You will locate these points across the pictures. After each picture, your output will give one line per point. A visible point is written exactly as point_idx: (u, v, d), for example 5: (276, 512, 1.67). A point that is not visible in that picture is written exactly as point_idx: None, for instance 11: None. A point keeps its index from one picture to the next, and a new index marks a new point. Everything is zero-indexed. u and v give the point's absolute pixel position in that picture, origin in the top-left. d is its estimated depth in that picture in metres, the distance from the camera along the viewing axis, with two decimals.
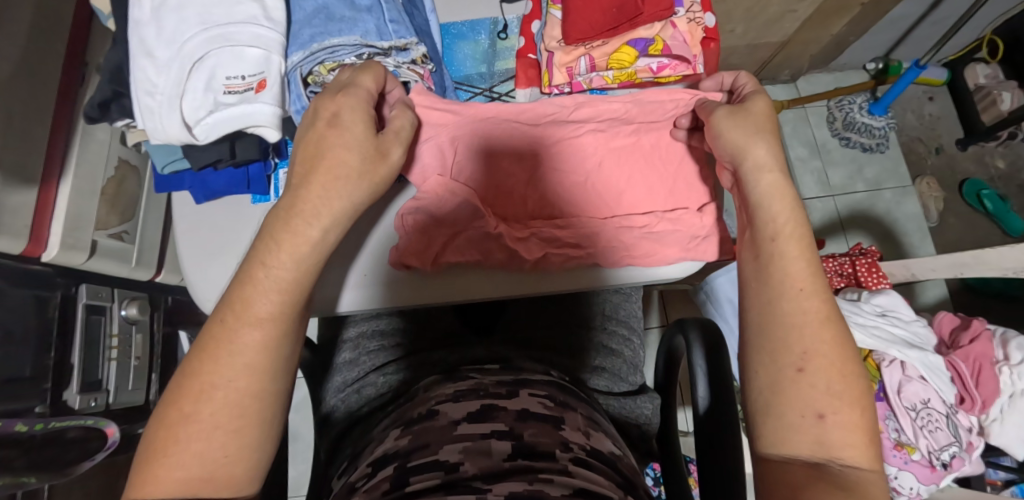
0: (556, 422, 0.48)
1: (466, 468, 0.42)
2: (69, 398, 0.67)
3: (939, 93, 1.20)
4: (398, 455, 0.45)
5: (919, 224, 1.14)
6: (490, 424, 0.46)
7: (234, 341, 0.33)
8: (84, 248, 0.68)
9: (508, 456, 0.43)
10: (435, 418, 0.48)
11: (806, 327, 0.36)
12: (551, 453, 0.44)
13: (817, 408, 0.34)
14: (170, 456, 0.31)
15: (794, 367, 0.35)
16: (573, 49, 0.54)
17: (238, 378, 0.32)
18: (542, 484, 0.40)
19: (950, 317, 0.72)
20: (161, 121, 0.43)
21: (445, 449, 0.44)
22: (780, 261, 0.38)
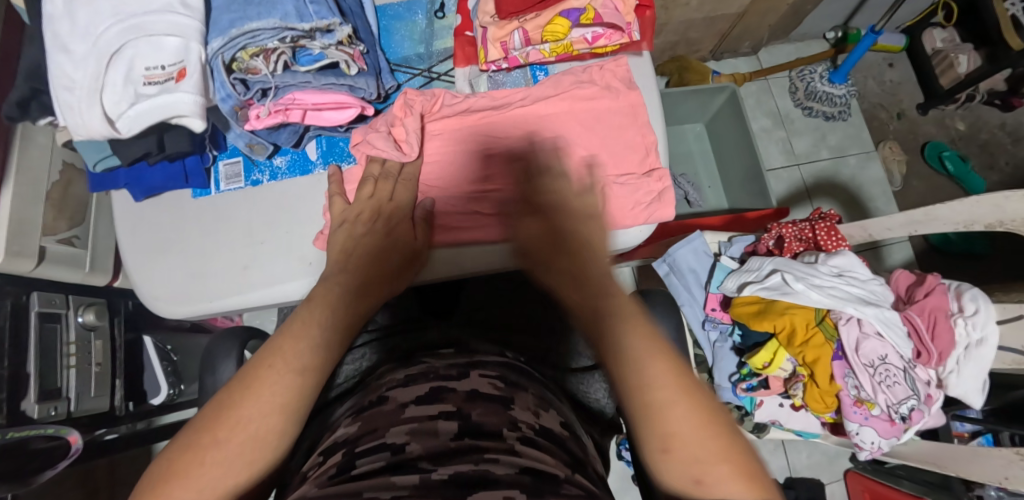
0: (505, 401, 0.47)
1: (411, 448, 0.40)
2: (27, 408, 0.65)
3: (899, 59, 1.21)
4: (346, 441, 0.43)
5: (883, 188, 1.15)
6: (438, 406, 0.45)
7: (278, 382, 0.32)
8: (31, 254, 0.66)
9: (453, 436, 0.42)
10: (383, 404, 0.47)
11: (654, 412, 0.29)
12: (497, 432, 0.43)
13: (692, 473, 0.28)
14: (183, 478, 0.29)
15: (657, 446, 0.29)
16: (506, 23, 0.52)
17: (269, 414, 0.31)
18: (488, 464, 0.38)
19: (906, 274, 0.74)
20: (82, 117, 0.40)
21: (391, 431, 0.42)
22: (624, 362, 0.31)
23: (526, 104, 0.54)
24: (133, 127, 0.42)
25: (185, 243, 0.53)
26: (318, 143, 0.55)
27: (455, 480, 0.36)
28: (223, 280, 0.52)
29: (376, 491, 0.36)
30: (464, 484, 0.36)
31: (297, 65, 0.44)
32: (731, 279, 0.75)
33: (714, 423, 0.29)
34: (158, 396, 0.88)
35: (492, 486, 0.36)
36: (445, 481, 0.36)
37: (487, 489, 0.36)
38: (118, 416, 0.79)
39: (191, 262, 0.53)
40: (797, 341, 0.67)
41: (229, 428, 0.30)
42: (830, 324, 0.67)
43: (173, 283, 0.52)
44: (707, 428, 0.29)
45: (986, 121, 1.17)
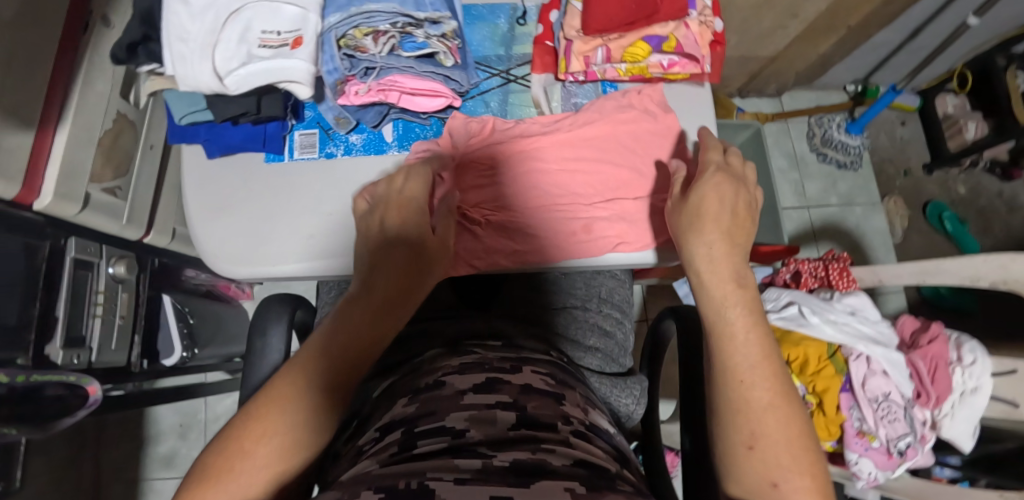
0: (557, 396, 0.50)
1: (472, 434, 0.43)
2: (51, 353, 0.66)
3: (912, 118, 1.28)
4: (406, 421, 0.46)
5: (885, 239, 1.21)
6: (496, 396, 0.48)
7: (303, 389, 0.34)
8: (77, 199, 0.66)
9: (511, 426, 0.44)
10: (441, 389, 0.49)
11: (751, 414, 0.33)
12: (552, 424, 0.45)
13: (771, 476, 0.31)
14: (231, 474, 0.30)
15: (744, 444, 0.32)
16: (591, 39, 0.55)
17: (293, 421, 0.33)
18: (545, 455, 0.41)
19: (911, 320, 0.79)
20: (192, 68, 0.42)
21: (450, 417, 0.45)
22: (735, 350, 0.35)
23: (591, 119, 0.57)
24: (240, 86, 0.43)
25: (250, 206, 0.54)
26: (394, 126, 0.56)
27: (514, 468, 0.39)
28: (282, 248, 0.53)
29: (439, 473, 0.38)
30: (526, 472, 0.38)
31: (402, 49, 0.46)
32: None
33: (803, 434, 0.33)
34: (170, 357, 0.87)
35: (551, 476, 0.38)
36: (506, 468, 0.39)
37: (547, 478, 0.38)
38: (131, 373, 0.79)
39: (254, 225, 0.54)
40: (809, 370, 0.71)
41: (267, 435, 0.32)
42: (841, 358, 0.71)
43: (234, 238, 0.54)
44: (800, 441, 0.32)
45: (985, 187, 1.24)
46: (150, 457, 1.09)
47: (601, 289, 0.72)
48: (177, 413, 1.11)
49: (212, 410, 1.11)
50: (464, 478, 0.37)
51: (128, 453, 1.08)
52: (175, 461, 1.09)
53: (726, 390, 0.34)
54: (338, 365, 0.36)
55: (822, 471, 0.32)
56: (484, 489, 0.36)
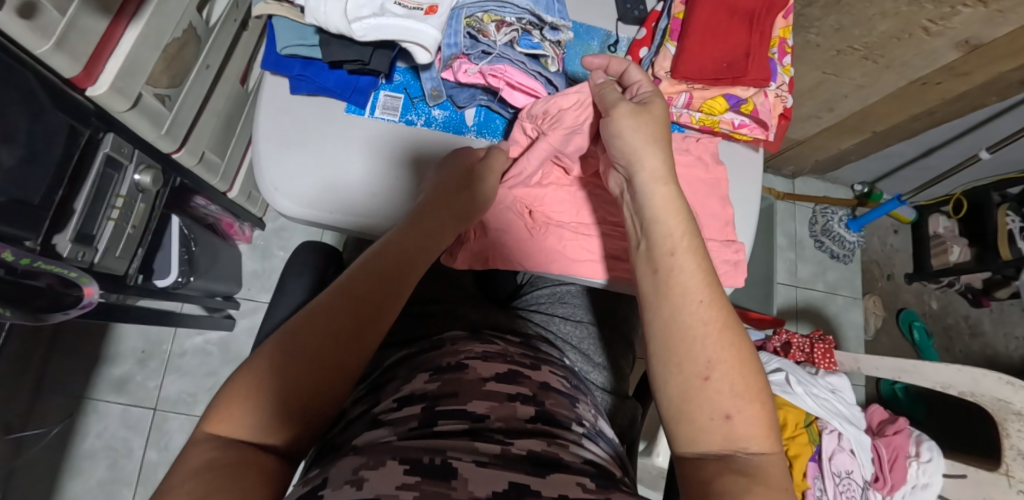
0: (571, 399, 0.52)
1: (491, 420, 0.44)
2: (59, 243, 0.63)
3: (904, 229, 1.38)
4: (426, 397, 0.46)
5: (858, 333, 1.29)
6: (516, 388, 0.49)
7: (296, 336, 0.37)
8: (130, 97, 0.64)
9: (529, 418, 0.46)
10: (464, 372, 0.49)
11: (709, 337, 0.39)
12: (566, 424, 0.47)
13: (724, 410, 0.38)
14: (241, 401, 0.34)
15: (699, 375, 0.38)
16: (677, 83, 0.59)
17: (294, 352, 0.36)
18: (558, 448, 0.43)
19: (880, 411, 0.86)
20: (327, 7, 0.43)
21: (472, 402, 0.45)
22: (677, 275, 0.41)
23: None
24: (366, 34, 0.44)
25: (322, 150, 0.54)
26: (477, 112, 0.58)
27: (530, 458, 0.41)
28: (347, 200, 0.54)
29: (459, 453, 0.39)
30: (541, 464, 0.40)
31: (518, 44, 0.50)
32: None
33: (751, 362, 0.40)
34: (164, 279, 0.84)
35: (563, 470, 0.40)
36: (524, 456, 0.40)
37: (560, 471, 0.40)
38: (126, 284, 0.77)
39: (322, 170, 0.54)
40: (785, 433, 0.75)
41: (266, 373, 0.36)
42: (815, 429, 0.76)
43: (298, 176, 0.53)
44: (747, 364, 0.39)
45: (955, 308, 1.35)
46: (103, 376, 1.04)
47: (619, 311, 0.72)
48: (141, 338, 1.07)
49: (179, 344, 1.08)
50: (483, 461, 0.38)
51: (78, 368, 1.03)
52: (127, 386, 1.05)
53: (680, 317, 0.40)
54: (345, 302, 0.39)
55: (762, 404, 0.39)
56: (503, 474, 0.38)
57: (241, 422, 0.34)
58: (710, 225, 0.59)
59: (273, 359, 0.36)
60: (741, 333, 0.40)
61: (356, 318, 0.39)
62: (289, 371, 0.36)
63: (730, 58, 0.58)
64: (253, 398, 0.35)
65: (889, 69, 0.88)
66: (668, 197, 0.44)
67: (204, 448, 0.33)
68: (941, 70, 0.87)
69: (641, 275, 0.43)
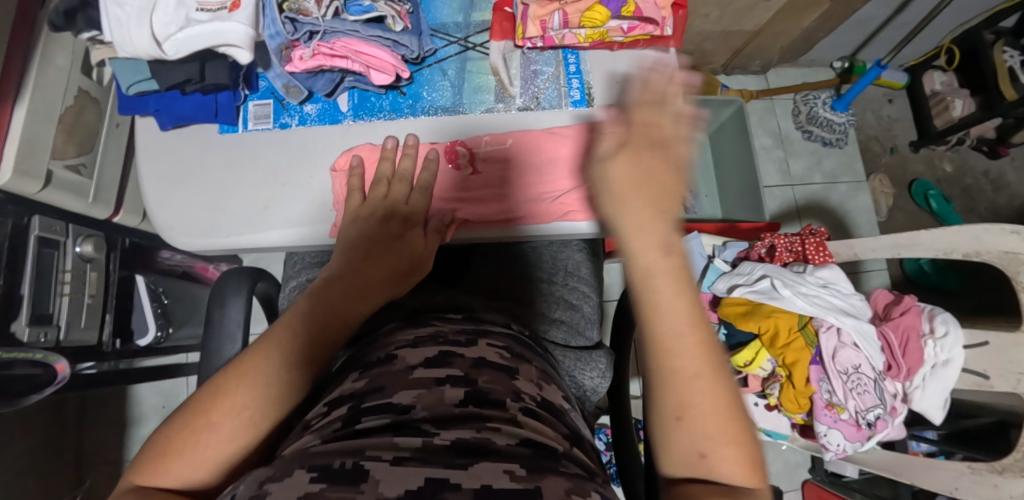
0: (512, 372, 0.46)
1: (417, 411, 0.38)
2: (17, 330, 0.65)
3: (898, 96, 1.29)
4: (353, 396, 0.41)
5: (869, 217, 1.23)
6: (447, 371, 0.43)
7: (259, 384, 0.34)
8: (39, 177, 0.65)
9: (458, 403, 0.40)
10: (391, 364, 0.45)
11: (683, 377, 0.29)
12: (502, 401, 0.41)
13: (699, 448, 0.29)
14: (177, 458, 0.31)
15: (672, 414, 0.30)
16: (547, 3, 0.54)
17: (248, 407, 0.33)
18: (490, 433, 0.36)
19: (886, 293, 0.81)
20: (130, 34, 0.43)
21: (398, 393, 0.40)
22: (654, 306, 0.30)
23: (552, 133, 0.55)
24: (178, 50, 0.44)
25: (206, 179, 0.53)
26: (350, 96, 0.55)
27: (456, 447, 0.34)
28: (244, 219, 0.52)
29: (378, 452, 0.33)
30: (468, 450, 0.34)
31: (347, 13, 0.49)
32: (720, 281, 0.80)
33: (734, 398, 0.30)
34: (145, 338, 0.89)
35: (493, 457, 0.33)
36: (447, 446, 0.34)
37: (487, 459, 0.33)
38: (104, 352, 0.80)
39: (212, 196, 0.52)
40: (779, 343, 0.73)
41: (221, 416, 0.32)
42: (811, 330, 0.73)
43: (185, 210, 0.52)
44: (730, 403, 0.29)
45: (971, 166, 1.26)
46: (133, 437, 1.10)
47: (569, 262, 0.69)
48: (158, 394, 1.12)
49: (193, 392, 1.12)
50: (402, 457, 0.32)
51: (112, 434, 1.10)
52: None
53: (650, 348, 0.31)
54: (294, 365, 0.35)
55: (752, 457, 0.29)
56: (422, 469, 0.31)
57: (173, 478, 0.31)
58: None
59: (229, 418, 0.32)
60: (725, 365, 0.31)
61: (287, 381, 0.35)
62: (231, 437, 0.32)
63: None
64: (192, 457, 0.31)
65: None
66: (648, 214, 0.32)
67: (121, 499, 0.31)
68: None
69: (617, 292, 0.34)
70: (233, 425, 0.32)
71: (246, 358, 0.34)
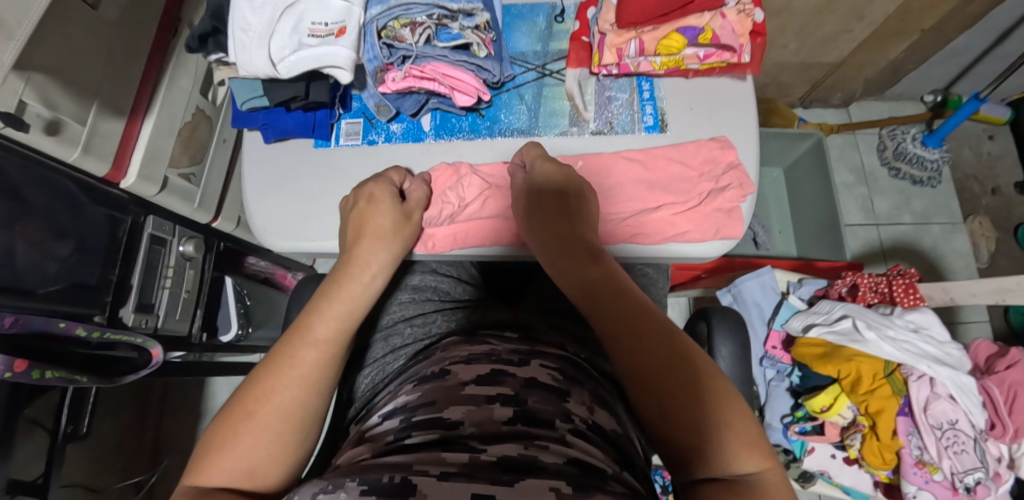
0: (563, 393, 0.42)
1: (465, 427, 0.37)
2: (124, 315, 0.72)
3: (1001, 132, 1.20)
4: (405, 409, 0.41)
5: (967, 262, 1.13)
6: (497, 388, 0.41)
7: (298, 365, 0.37)
8: (156, 182, 0.74)
9: (507, 420, 0.37)
10: (445, 378, 0.43)
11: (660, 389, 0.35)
12: (550, 421, 0.38)
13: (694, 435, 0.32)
14: (226, 450, 0.33)
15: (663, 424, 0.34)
16: (624, 32, 0.55)
17: (292, 389, 0.36)
18: (536, 450, 0.34)
19: (987, 344, 0.72)
20: (251, 56, 0.48)
21: (449, 408, 0.39)
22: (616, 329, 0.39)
23: (623, 157, 0.56)
24: (291, 70, 0.48)
25: (299, 188, 0.57)
26: (433, 116, 0.58)
27: (501, 464, 0.32)
28: (331, 226, 0.56)
29: (425, 466, 0.32)
30: (513, 469, 0.32)
31: (438, 40, 0.51)
32: (796, 319, 0.76)
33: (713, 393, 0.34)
34: (228, 334, 0.95)
35: (538, 473, 0.31)
36: (493, 464, 0.32)
37: (533, 476, 0.31)
38: (193, 343, 0.87)
39: (304, 203, 0.57)
40: (862, 389, 0.67)
41: (258, 405, 0.35)
42: (900, 378, 0.67)
43: (280, 217, 0.56)
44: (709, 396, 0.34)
45: None
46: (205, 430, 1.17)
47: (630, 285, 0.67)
48: (230, 391, 1.20)
49: None
50: (448, 473, 0.31)
51: (186, 425, 1.18)
52: None
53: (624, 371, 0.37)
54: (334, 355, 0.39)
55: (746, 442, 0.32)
56: (466, 486, 0.30)
57: (219, 472, 0.33)
58: (710, 168, 0.55)
59: (275, 407, 0.35)
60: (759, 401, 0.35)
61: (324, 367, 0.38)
62: (269, 424, 0.34)
63: None
64: (236, 448, 0.33)
65: None
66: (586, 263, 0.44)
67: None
68: None
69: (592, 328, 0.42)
70: (281, 410, 0.35)
71: (286, 346, 0.38)
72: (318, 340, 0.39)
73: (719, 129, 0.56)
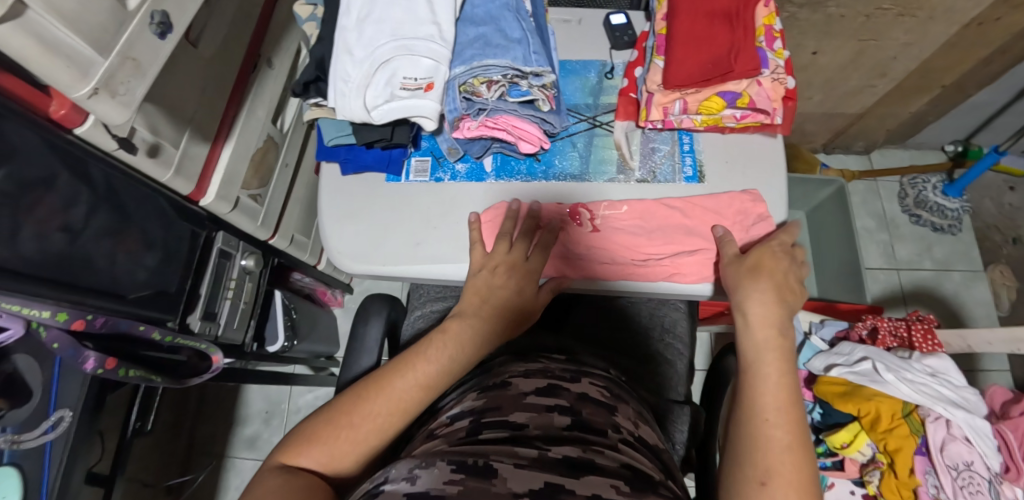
0: (611, 408, 0.48)
1: (531, 429, 0.42)
2: (191, 322, 0.79)
3: (1022, 184, 1.24)
4: (473, 411, 0.46)
5: (987, 309, 1.16)
6: (554, 399, 0.46)
7: (392, 394, 0.46)
8: (230, 201, 0.81)
9: (566, 427, 0.43)
10: (506, 388, 0.49)
11: (764, 447, 0.41)
12: (603, 431, 0.43)
13: (761, 477, 0.40)
14: (324, 440, 0.44)
15: (758, 480, 0.40)
16: (671, 93, 0.61)
17: (384, 412, 0.45)
18: (594, 453, 0.39)
19: (1002, 391, 0.76)
20: (350, 103, 0.55)
21: (513, 413, 0.44)
22: (758, 381, 0.46)
23: (665, 202, 0.62)
24: (384, 117, 0.56)
25: (372, 216, 0.64)
26: (494, 158, 0.65)
27: (566, 461, 0.37)
28: (397, 252, 0.62)
29: (501, 457, 0.37)
30: (577, 466, 0.37)
31: (509, 96, 0.57)
32: (817, 359, 0.81)
33: (804, 467, 0.40)
34: (275, 345, 1.00)
35: (598, 471, 0.36)
36: (559, 460, 0.37)
37: (594, 473, 0.36)
38: (244, 351, 0.93)
39: (375, 229, 0.63)
40: (881, 427, 0.71)
41: (359, 417, 0.45)
42: (917, 419, 0.70)
43: (353, 242, 0.63)
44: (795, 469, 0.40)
45: None
46: (238, 436, 1.22)
47: (666, 319, 0.71)
48: (264, 400, 1.25)
49: (294, 401, 1.24)
50: (522, 464, 0.36)
51: (222, 431, 1.23)
52: (257, 442, 1.22)
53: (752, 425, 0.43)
54: (424, 391, 0.47)
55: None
56: (539, 475, 0.35)
57: (315, 454, 0.43)
58: (746, 214, 0.60)
59: (366, 419, 0.45)
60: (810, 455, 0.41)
61: (414, 400, 0.46)
62: (357, 431, 0.44)
63: (716, 59, 0.59)
64: (333, 439, 0.44)
65: (933, 19, 0.82)
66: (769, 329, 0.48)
67: (282, 470, 0.42)
68: (995, 5, 0.79)
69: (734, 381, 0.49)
70: (371, 422, 0.45)
71: (386, 374, 0.47)
72: (417, 376, 0.47)
73: (751, 184, 0.62)
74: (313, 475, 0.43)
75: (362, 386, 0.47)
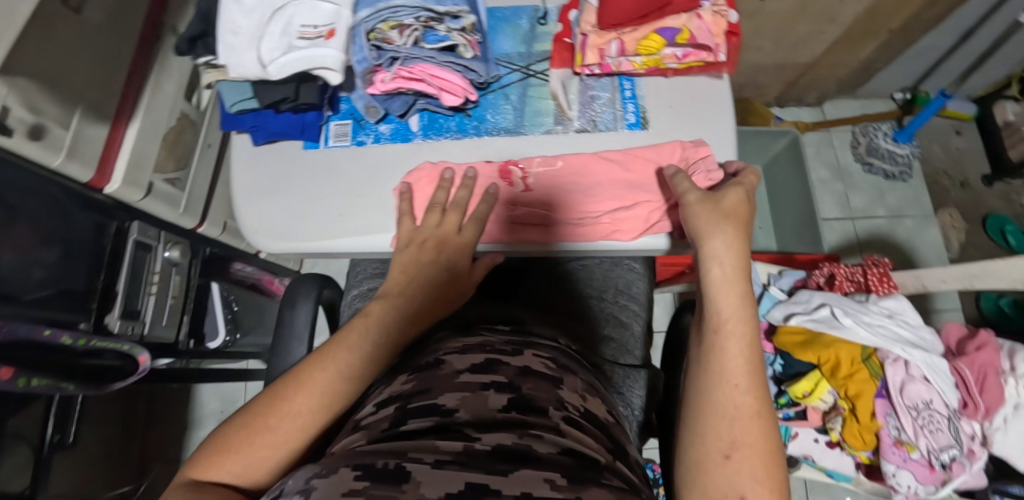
0: (555, 381, 0.44)
1: (461, 414, 0.37)
2: (110, 322, 0.72)
3: (968, 128, 1.25)
4: (400, 396, 0.41)
5: (939, 253, 1.17)
6: (491, 376, 0.42)
7: (314, 386, 0.40)
8: (142, 186, 0.73)
9: (502, 408, 0.38)
10: (438, 368, 0.44)
11: (733, 419, 0.37)
12: (544, 409, 0.39)
13: (724, 449, 0.36)
14: (235, 453, 0.37)
15: (721, 452, 0.36)
16: (606, 33, 0.57)
17: (304, 408, 0.39)
18: (531, 440, 0.35)
19: (957, 327, 0.76)
20: (242, 58, 0.50)
21: (444, 395, 0.40)
22: (718, 352, 0.41)
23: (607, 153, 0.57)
24: (280, 72, 0.50)
25: (289, 189, 0.58)
26: (421, 117, 0.59)
27: (497, 452, 0.33)
28: (320, 227, 0.56)
29: (420, 455, 0.32)
30: (509, 458, 0.32)
31: (425, 42, 0.53)
32: (776, 309, 0.77)
33: (770, 441, 0.37)
34: (215, 341, 0.96)
35: (532, 464, 0.32)
36: (489, 452, 0.33)
37: (528, 466, 0.32)
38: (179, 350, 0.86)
39: (295, 204, 0.58)
40: (841, 374, 0.70)
41: (277, 419, 0.39)
42: (876, 362, 0.70)
43: (270, 219, 0.57)
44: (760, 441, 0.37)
45: None
46: (192, 440, 1.16)
47: (619, 280, 0.68)
48: (218, 399, 1.19)
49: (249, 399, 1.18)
50: (443, 461, 0.31)
51: (173, 436, 1.16)
52: None
53: (712, 392, 0.39)
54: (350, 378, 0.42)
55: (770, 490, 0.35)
56: (462, 475, 0.30)
57: (227, 470, 0.37)
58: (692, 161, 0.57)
59: (284, 420, 0.39)
60: (773, 425, 0.38)
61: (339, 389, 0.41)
62: (276, 434, 0.38)
63: None
64: (245, 451, 0.37)
65: None
66: (732, 280, 0.44)
67: (182, 492, 0.35)
68: None
69: (693, 346, 0.44)
70: (291, 422, 0.39)
71: (305, 366, 0.42)
72: (339, 363, 0.42)
73: (697, 129, 0.58)
74: (229, 490, 0.36)
75: (281, 381, 0.41)
